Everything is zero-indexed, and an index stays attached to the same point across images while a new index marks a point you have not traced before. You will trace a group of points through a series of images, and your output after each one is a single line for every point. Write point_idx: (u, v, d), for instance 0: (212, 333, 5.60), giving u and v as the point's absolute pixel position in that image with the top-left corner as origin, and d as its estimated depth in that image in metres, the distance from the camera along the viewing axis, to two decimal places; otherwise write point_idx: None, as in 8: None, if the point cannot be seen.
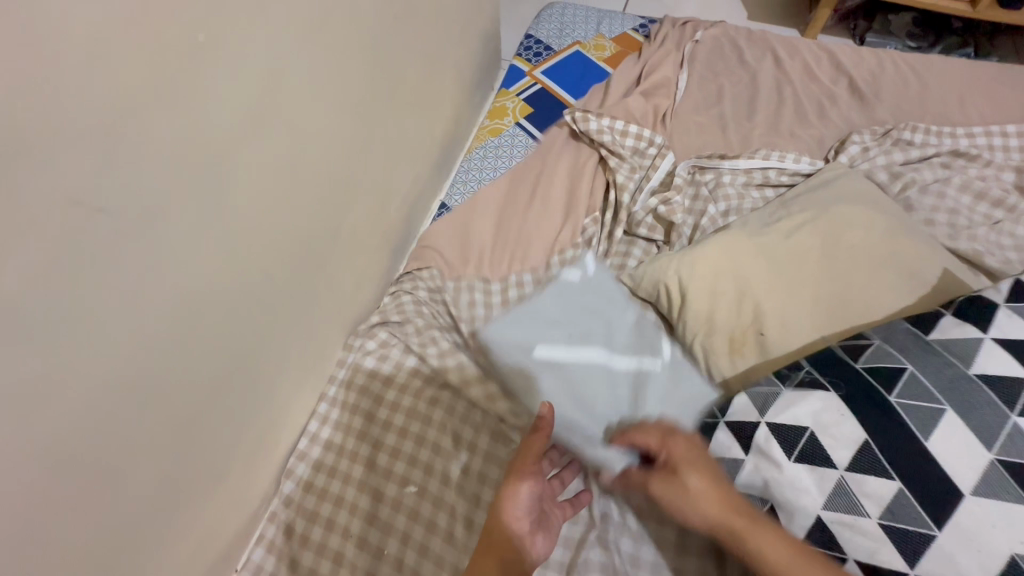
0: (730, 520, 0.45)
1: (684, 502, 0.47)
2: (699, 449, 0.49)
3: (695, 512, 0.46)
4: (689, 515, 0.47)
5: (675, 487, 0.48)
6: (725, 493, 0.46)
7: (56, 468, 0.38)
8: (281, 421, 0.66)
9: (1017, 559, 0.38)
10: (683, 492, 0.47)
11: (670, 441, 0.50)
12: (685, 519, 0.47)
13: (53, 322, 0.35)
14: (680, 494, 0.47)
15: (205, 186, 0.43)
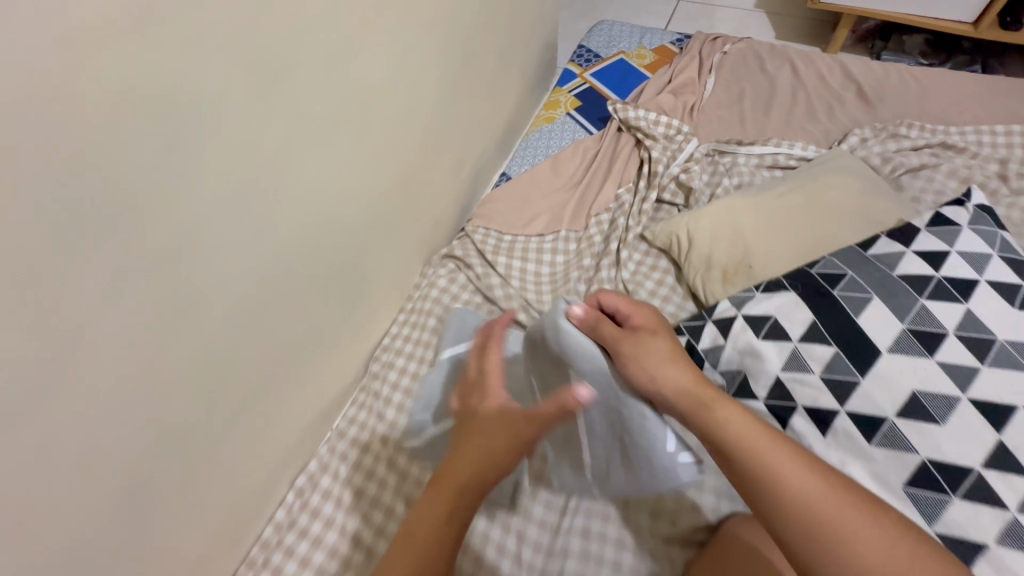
0: (699, 391, 0.51)
1: (655, 361, 0.52)
2: (663, 321, 0.57)
3: (668, 372, 0.52)
4: (657, 375, 0.52)
5: (646, 349, 0.53)
6: (689, 368, 0.53)
7: (261, 275, 0.60)
8: (375, 315, 0.87)
9: (916, 393, 0.53)
10: (654, 350, 0.53)
11: (640, 310, 0.57)
12: (654, 380, 0.52)
13: (275, 174, 0.57)
14: (652, 353, 0.53)
15: (354, 111, 0.66)
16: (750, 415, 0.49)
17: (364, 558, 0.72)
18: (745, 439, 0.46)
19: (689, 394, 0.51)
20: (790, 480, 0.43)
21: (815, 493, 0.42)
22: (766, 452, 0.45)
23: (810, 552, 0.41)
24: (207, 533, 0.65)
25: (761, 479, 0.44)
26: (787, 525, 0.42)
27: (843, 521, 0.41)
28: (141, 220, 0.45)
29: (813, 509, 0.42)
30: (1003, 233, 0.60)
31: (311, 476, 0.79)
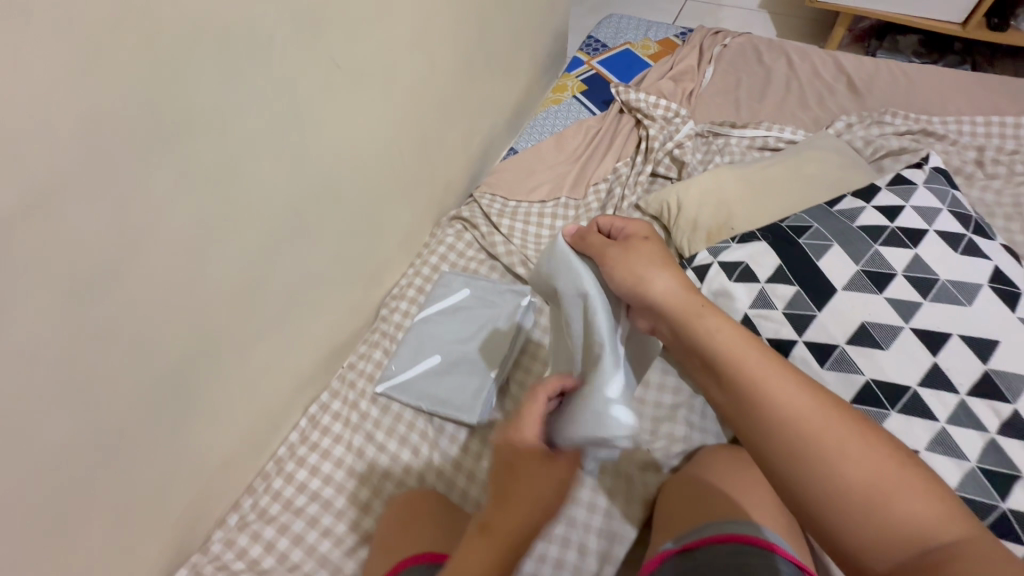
0: (686, 290, 0.50)
1: (645, 260, 0.52)
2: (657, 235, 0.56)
3: (659, 281, 0.50)
4: (650, 274, 0.51)
5: (636, 259, 0.52)
6: (679, 273, 0.52)
7: (289, 206, 0.68)
8: (387, 265, 0.95)
9: (865, 324, 0.60)
10: (646, 253, 0.53)
11: (637, 225, 0.56)
12: (647, 279, 0.51)
13: (306, 115, 0.66)
14: (643, 263, 0.52)
15: (377, 69, 0.74)
16: (735, 325, 0.47)
17: (366, 472, 0.79)
18: (733, 350, 0.45)
19: (678, 296, 0.50)
20: (773, 385, 0.43)
21: (798, 407, 0.41)
22: (753, 367, 0.43)
23: (784, 463, 0.40)
24: (230, 435, 0.74)
25: (750, 395, 0.42)
26: (764, 439, 0.42)
27: (829, 437, 0.39)
28: (195, 134, 0.53)
29: (795, 422, 0.40)
30: (953, 192, 0.68)
31: (323, 401, 0.87)
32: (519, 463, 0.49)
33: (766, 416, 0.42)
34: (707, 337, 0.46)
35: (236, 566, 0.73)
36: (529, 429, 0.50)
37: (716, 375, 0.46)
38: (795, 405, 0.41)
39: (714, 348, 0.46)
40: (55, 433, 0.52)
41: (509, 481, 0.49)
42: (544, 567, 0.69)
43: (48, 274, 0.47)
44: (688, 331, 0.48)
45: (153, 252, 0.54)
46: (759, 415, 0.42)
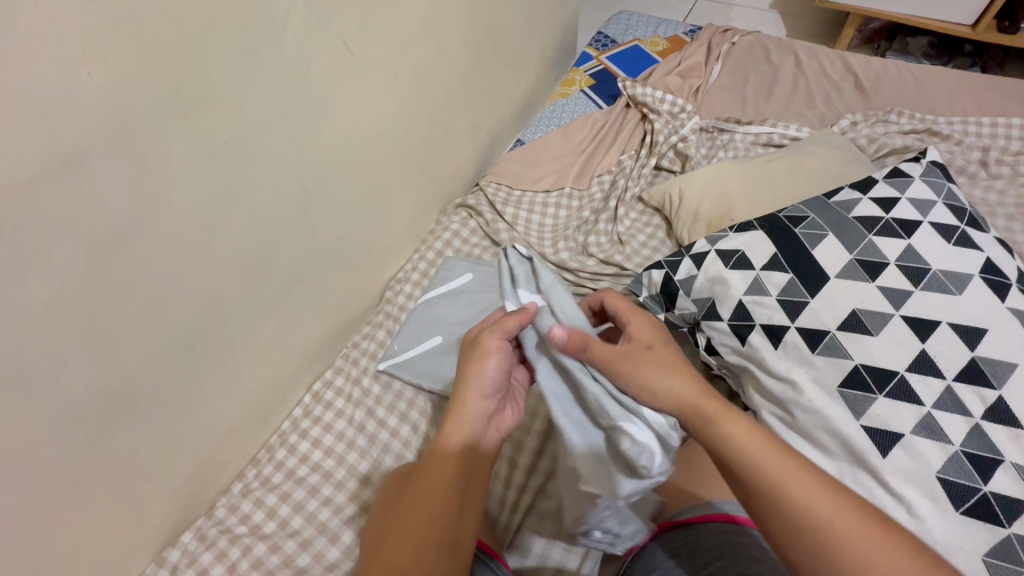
0: (703, 404, 0.51)
1: (656, 369, 0.53)
2: (659, 329, 0.58)
3: (676, 383, 0.52)
4: (661, 385, 0.53)
5: (648, 367, 0.53)
6: (695, 378, 0.53)
7: (300, 186, 0.71)
8: (394, 249, 0.98)
9: (856, 311, 0.61)
10: (652, 359, 0.54)
11: (638, 318, 0.58)
12: (658, 391, 0.53)
13: (320, 99, 0.69)
14: (660, 367, 0.54)
15: (388, 57, 0.77)
16: (756, 428, 0.49)
17: (367, 445, 0.82)
18: (755, 458, 0.47)
19: (694, 405, 0.51)
20: (794, 492, 0.45)
21: (825, 514, 0.44)
22: (779, 476, 0.46)
23: (810, 568, 0.44)
24: (236, 404, 0.77)
25: (774, 500, 0.45)
26: (789, 544, 0.45)
27: (852, 544, 0.43)
28: (211, 108, 0.56)
29: (818, 524, 0.44)
30: (949, 185, 0.70)
31: (326, 378, 0.90)
32: (434, 465, 0.54)
33: (787, 519, 0.45)
34: (732, 446, 0.48)
35: (238, 530, 0.76)
36: (455, 433, 0.55)
37: (736, 478, 0.48)
38: (820, 509, 0.44)
39: (740, 459, 0.48)
40: (71, 387, 0.55)
41: (426, 471, 0.54)
42: (536, 540, 0.71)
43: (75, 237, 0.50)
44: (710, 435, 0.50)
45: (168, 219, 0.57)
46: (783, 520, 0.45)
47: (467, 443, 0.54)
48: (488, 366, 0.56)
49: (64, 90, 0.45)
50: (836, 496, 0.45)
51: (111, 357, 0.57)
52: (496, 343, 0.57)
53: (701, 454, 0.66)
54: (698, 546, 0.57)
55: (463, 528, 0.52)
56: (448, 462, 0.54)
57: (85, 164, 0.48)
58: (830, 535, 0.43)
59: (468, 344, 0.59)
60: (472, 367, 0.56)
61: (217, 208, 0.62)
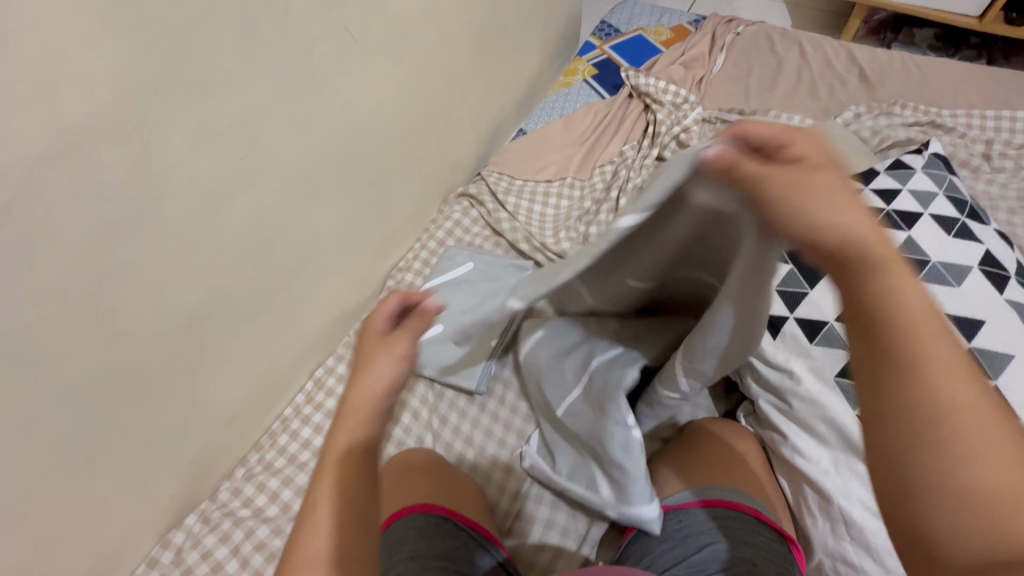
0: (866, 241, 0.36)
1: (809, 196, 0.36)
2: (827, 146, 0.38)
3: (847, 213, 0.36)
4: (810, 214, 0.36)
5: (812, 180, 0.37)
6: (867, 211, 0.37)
7: (303, 174, 0.72)
8: (396, 238, 0.98)
9: None
10: (807, 181, 0.37)
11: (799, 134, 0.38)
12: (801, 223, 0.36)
13: (324, 86, 0.69)
14: (817, 189, 0.36)
15: (390, 44, 0.77)
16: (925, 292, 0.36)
17: None
18: (912, 319, 0.35)
19: (851, 238, 0.36)
20: (942, 375, 0.34)
21: (957, 399, 0.34)
22: (935, 354, 0.34)
23: (907, 448, 0.34)
24: (240, 389, 0.77)
25: (913, 375, 0.34)
26: (894, 427, 0.35)
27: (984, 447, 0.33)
28: (215, 92, 0.56)
29: (945, 414, 0.34)
30: (950, 177, 0.70)
31: (328, 365, 0.90)
32: (334, 462, 0.44)
33: (909, 396, 0.35)
34: (889, 300, 0.35)
35: (242, 513, 0.78)
36: (350, 426, 0.45)
37: (872, 333, 0.36)
38: (963, 402, 0.34)
39: (888, 315, 0.35)
40: (78, 369, 0.56)
41: (321, 471, 0.44)
42: (534, 525, 0.72)
43: (84, 222, 0.51)
44: (849, 286, 0.37)
45: (172, 205, 0.57)
46: (911, 399, 0.34)
47: (366, 441, 0.45)
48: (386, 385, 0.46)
49: (70, 73, 0.45)
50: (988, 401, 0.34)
51: (118, 341, 0.58)
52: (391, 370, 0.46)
53: (702, 458, 0.64)
54: (693, 530, 0.58)
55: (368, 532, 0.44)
56: (340, 462, 0.44)
57: (90, 148, 0.49)
58: (956, 430, 0.33)
59: (373, 344, 0.48)
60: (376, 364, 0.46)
61: (220, 195, 0.62)
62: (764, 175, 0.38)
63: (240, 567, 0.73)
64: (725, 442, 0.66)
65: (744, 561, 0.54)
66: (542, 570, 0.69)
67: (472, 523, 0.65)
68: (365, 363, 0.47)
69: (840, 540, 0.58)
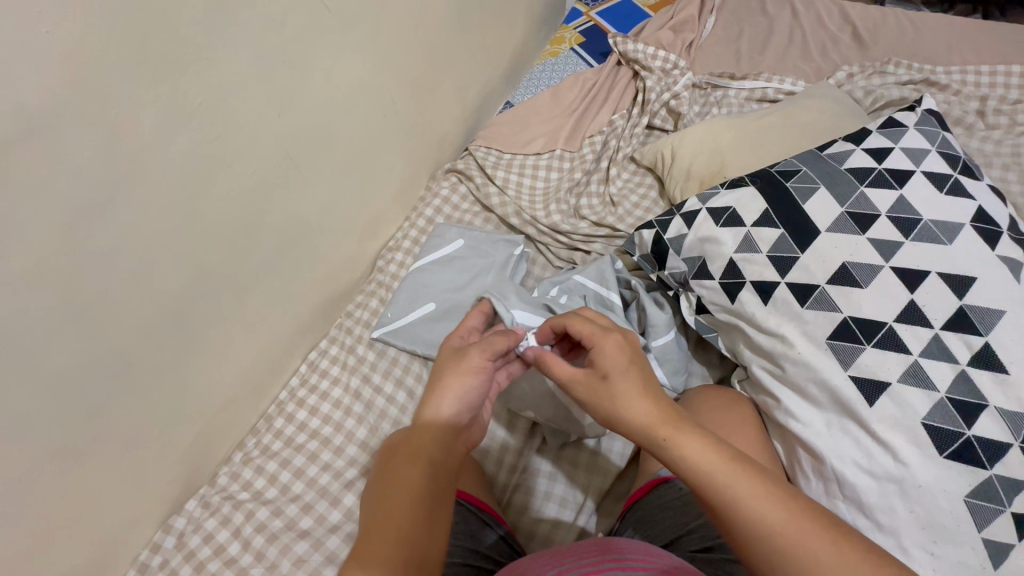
0: (657, 425, 0.48)
1: (617, 401, 0.50)
2: (627, 350, 0.53)
3: (634, 406, 0.49)
4: (624, 410, 0.49)
5: (608, 399, 0.51)
6: (653, 399, 0.49)
7: (283, 154, 0.70)
8: (384, 217, 0.96)
9: (846, 264, 0.61)
10: (611, 392, 0.50)
11: (599, 339, 0.54)
12: (620, 415, 0.50)
13: (298, 62, 0.66)
14: (616, 396, 0.50)
15: (366, 15, 0.74)
16: (714, 444, 0.46)
17: (364, 411, 0.83)
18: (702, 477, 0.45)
19: (649, 431, 0.48)
20: (749, 509, 0.43)
21: (775, 527, 0.42)
22: (733, 495, 0.44)
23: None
24: (231, 374, 0.77)
25: (718, 512, 0.44)
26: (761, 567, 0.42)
27: (810, 542, 0.41)
28: (185, 70, 0.54)
29: (773, 542, 0.42)
30: (943, 134, 0.69)
31: (321, 348, 0.90)
32: (412, 451, 0.52)
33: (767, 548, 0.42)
34: (681, 464, 0.46)
35: (241, 496, 0.78)
36: (434, 412, 0.53)
37: (700, 500, 0.46)
38: (776, 522, 0.42)
39: (692, 479, 0.45)
40: (62, 358, 0.55)
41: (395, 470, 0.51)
42: (533, 498, 0.73)
43: (50, 209, 0.49)
44: (669, 454, 0.47)
45: (145, 188, 0.55)
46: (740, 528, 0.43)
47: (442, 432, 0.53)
48: (463, 368, 0.55)
49: (29, 52, 0.43)
50: (782, 496, 0.44)
51: (102, 328, 0.57)
52: (479, 364, 0.55)
53: None
54: (692, 497, 0.60)
55: (436, 529, 0.49)
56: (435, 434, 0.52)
57: (56, 130, 0.47)
58: (783, 549, 0.42)
59: (451, 353, 0.57)
60: (451, 377, 0.54)
61: (196, 177, 0.60)
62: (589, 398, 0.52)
63: (242, 548, 0.74)
64: (722, 413, 0.68)
65: None
66: (541, 540, 0.70)
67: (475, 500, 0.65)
68: (440, 372, 0.56)
69: (833, 499, 0.58)
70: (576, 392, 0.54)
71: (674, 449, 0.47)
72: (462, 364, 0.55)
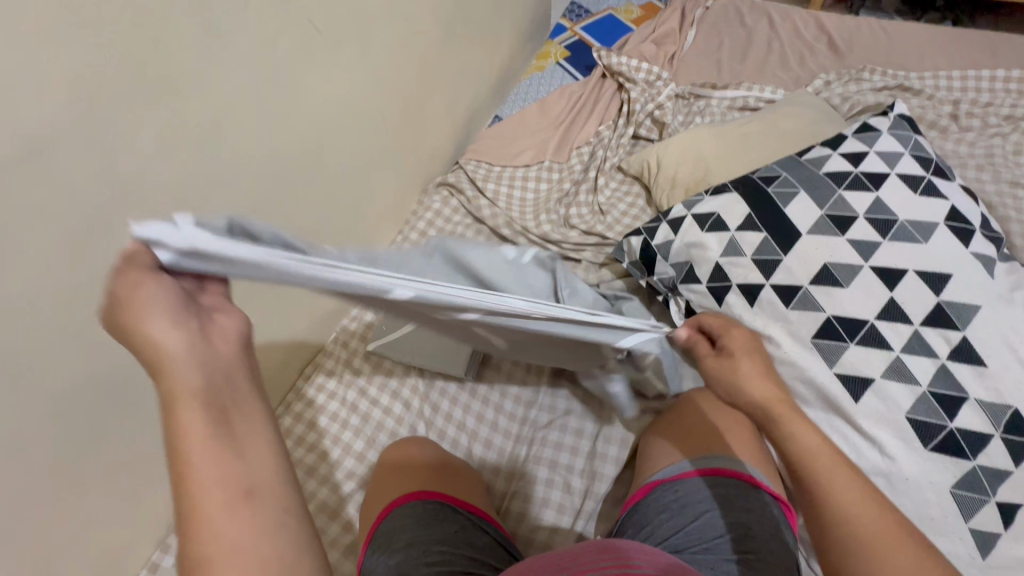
0: (775, 406, 0.53)
1: (740, 380, 0.55)
2: (753, 341, 0.57)
3: (757, 387, 0.54)
4: (746, 388, 0.54)
5: (738, 375, 0.55)
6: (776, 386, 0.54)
7: (277, 172, 0.72)
8: (377, 230, 0.98)
9: (828, 265, 0.63)
10: (735, 370, 0.55)
11: (731, 329, 0.58)
12: (741, 392, 0.55)
13: (291, 83, 0.68)
14: (743, 376, 0.54)
15: (355, 36, 0.76)
16: (819, 431, 0.52)
17: (361, 424, 0.84)
18: (813, 458, 0.50)
19: (769, 408, 0.53)
20: (843, 492, 0.48)
21: (863, 514, 0.46)
22: (830, 476, 0.48)
23: (846, 555, 0.46)
24: None
25: (816, 484, 0.49)
26: (843, 544, 0.46)
27: (887, 534, 0.45)
28: (176, 93, 0.56)
29: (857, 522, 0.46)
30: (917, 137, 0.72)
31: (317, 362, 0.91)
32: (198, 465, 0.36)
33: (851, 525, 0.46)
34: (794, 443, 0.51)
35: None
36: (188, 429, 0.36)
37: (801, 478, 0.50)
38: (866, 513, 0.46)
39: (798, 454, 0.51)
40: (61, 377, 0.55)
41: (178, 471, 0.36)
42: (531, 504, 0.74)
43: (51, 231, 0.50)
44: (784, 432, 0.52)
45: (143, 208, 0.57)
46: (838, 504, 0.47)
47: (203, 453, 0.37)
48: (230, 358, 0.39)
49: (23, 79, 0.44)
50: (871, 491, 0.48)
51: (100, 348, 0.58)
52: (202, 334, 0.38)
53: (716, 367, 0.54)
54: (691, 499, 0.61)
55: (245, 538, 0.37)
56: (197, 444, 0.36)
57: (56, 154, 0.48)
58: (865, 531, 0.45)
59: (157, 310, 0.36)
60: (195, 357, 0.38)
61: (192, 197, 0.61)
62: (713, 372, 0.57)
63: None
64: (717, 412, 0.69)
65: (742, 526, 0.57)
66: (540, 547, 0.71)
67: (433, 494, 0.65)
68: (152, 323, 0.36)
69: None
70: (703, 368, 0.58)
71: (791, 429, 0.52)
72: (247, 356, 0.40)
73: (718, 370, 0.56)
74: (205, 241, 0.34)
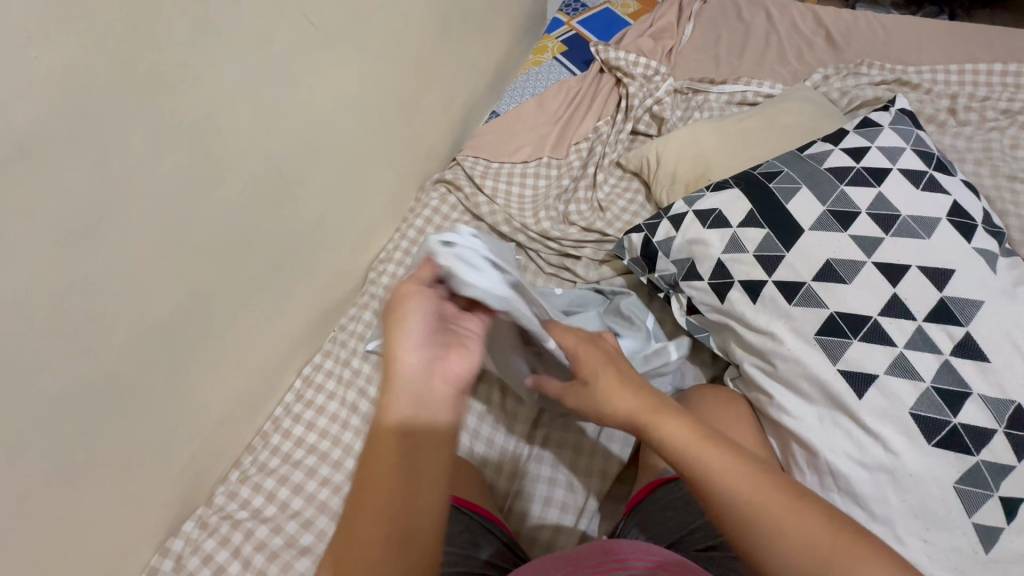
0: (642, 411, 0.51)
1: (603, 394, 0.53)
2: (590, 346, 0.57)
3: (617, 398, 0.52)
4: (610, 401, 0.52)
5: (600, 387, 0.53)
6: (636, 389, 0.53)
7: (273, 170, 0.70)
8: (375, 227, 0.97)
9: (830, 261, 0.63)
10: (596, 389, 0.54)
11: (572, 342, 0.58)
12: (608, 408, 0.53)
13: (286, 79, 0.67)
14: (601, 392, 0.53)
15: (350, 30, 0.75)
16: (688, 421, 0.50)
17: (361, 424, 0.83)
18: (686, 450, 0.48)
19: (632, 410, 0.51)
20: (723, 475, 0.46)
21: (751, 494, 0.45)
22: (708, 461, 0.46)
23: (756, 539, 0.44)
24: (226, 391, 0.76)
25: (700, 479, 0.46)
26: (742, 534, 0.44)
27: (773, 507, 0.44)
28: (169, 92, 0.54)
29: (745, 506, 0.44)
30: (918, 132, 0.71)
31: (316, 362, 0.90)
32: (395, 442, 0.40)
33: (741, 507, 0.44)
34: (661, 436, 0.49)
35: (239, 515, 0.78)
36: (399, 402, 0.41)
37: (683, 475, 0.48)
38: (754, 493, 0.45)
39: (672, 451, 0.49)
40: (54, 382, 0.54)
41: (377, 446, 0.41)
42: (533, 503, 0.73)
43: (42, 234, 0.49)
44: (655, 434, 0.50)
45: (136, 208, 0.56)
46: (725, 494, 0.45)
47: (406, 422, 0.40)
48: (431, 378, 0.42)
49: (12, 78, 0.43)
50: (751, 467, 0.46)
51: (96, 353, 0.57)
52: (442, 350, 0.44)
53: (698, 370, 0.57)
54: (695, 497, 0.61)
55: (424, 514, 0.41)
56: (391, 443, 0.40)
57: (46, 155, 0.47)
58: (751, 514, 0.44)
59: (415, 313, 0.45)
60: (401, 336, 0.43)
61: (186, 196, 0.60)
62: (579, 396, 0.56)
63: (243, 567, 0.74)
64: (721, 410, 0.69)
65: None
66: (543, 546, 0.71)
67: None
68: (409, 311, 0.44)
69: None
70: (569, 400, 0.57)
71: (663, 427, 0.49)
72: (459, 404, 0.42)
73: (581, 391, 0.55)
74: (458, 264, 0.49)
